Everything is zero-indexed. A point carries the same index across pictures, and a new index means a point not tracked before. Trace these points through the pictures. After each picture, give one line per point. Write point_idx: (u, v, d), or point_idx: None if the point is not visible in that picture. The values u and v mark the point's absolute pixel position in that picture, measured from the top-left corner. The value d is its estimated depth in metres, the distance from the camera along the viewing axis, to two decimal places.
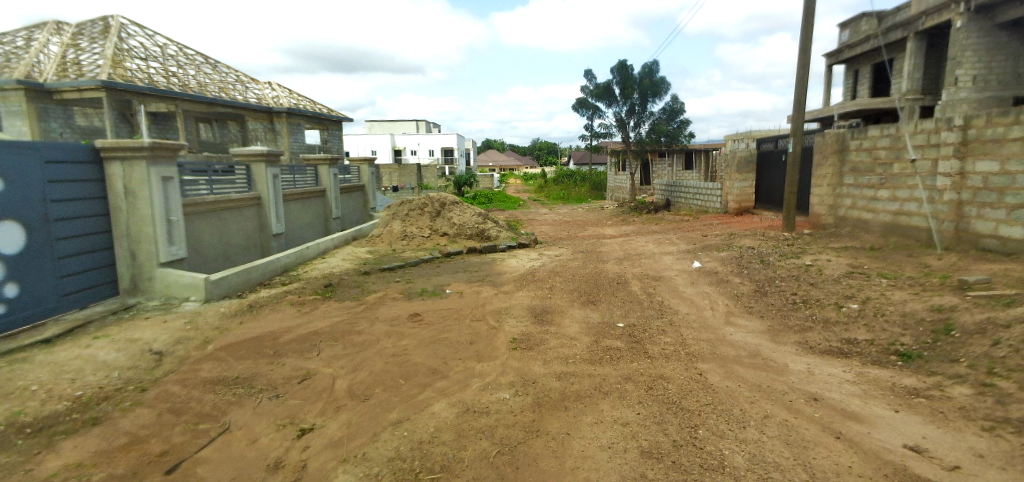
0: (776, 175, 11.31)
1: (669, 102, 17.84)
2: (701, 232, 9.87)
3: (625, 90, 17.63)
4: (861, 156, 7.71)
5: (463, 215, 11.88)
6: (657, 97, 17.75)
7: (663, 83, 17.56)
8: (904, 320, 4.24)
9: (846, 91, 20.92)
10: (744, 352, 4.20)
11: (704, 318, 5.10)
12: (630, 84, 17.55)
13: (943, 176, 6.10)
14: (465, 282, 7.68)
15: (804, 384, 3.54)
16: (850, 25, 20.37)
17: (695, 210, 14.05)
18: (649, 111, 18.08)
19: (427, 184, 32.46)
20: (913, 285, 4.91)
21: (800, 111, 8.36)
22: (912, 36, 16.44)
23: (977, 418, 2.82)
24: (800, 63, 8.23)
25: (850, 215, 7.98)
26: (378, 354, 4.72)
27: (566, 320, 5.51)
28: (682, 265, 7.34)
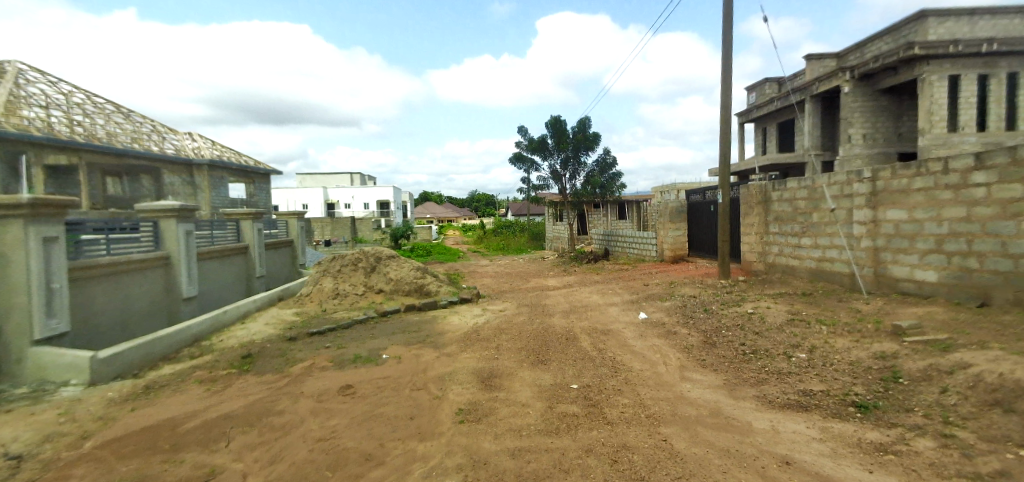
0: (706, 224, 11.86)
1: (601, 155, 18.62)
2: (642, 281, 9.95)
3: (560, 144, 18.24)
4: (783, 206, 8.20)
5: (401, 270, 11.30)
6: (590, 150, 18.50)
7: (595, 138, 18.33)
8: (853, 370, 4.31)
9: (757, 147, 23.05)
10: (706, 411, 4.01)
11: (659, 375, 4.89)
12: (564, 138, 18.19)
13: (859, 224, 6.53)
14: (404, 344, 7.08)
15: (772, 445, 3.36)
16: (756, 88, 22.74)
17: (632, 259, 14.36)
18: (584, 163, 18.74)
19: (362, 238, 31.37)
20: (852, 331, 5.05)
21: (726, 165, 8.86)
22: (809, 99, 18.57)
23: (950, 476, 2.74)
24: (722, 120, 8.82)
25: (779, 262, 8.38)
26: (303, 439, 4.04)
27: (516, 384, 5.09)
28: (629, 317, 7.23)
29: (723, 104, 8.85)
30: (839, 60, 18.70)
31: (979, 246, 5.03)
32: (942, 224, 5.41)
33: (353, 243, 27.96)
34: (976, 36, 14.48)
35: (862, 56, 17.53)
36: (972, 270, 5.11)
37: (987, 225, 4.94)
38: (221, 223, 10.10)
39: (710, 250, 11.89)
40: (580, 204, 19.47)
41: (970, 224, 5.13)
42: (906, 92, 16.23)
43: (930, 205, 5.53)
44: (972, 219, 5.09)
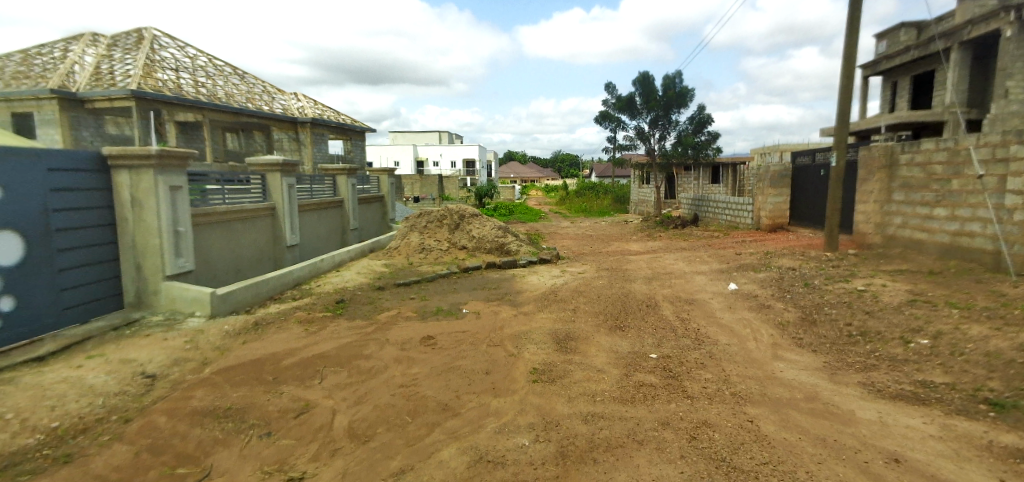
0: (815, 190, 10.64)
1: (696, 112, 17.21)
2: (734, 250, 9.26)
3: (650, 102, 17.14)
4: (914, 172, 7.07)
5: (483, 229, 11.48)
6: (684, 107, 17.17)
7: (690, 94, 16.96)
8: (989, 362, 3.68)
9: (884, 103, 20.02)
10: (800, 394, 3.66)
11: (748, 352, 4.54)
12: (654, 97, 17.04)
13: (1013, 193, 5.43)
14: (483, 301, 7.23)
15: (878, 439, 2.99)
16: (887, 35, 19.53)
17: (724, 226, 13.41)
18: (675, 121, 17.48)
19: (448, 195, 32.42)
20: (993, 318, 4.30)
21: (844, 122, 7.76)
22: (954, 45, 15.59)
23: None
24: (843, 71, 7.65)
25: (902, 234, 7.32)
26: (385, 384, 4.30)
27: (593, 349, 5.00)
28: (718, 287, 6.76)
29: (847, 52, 7.63)
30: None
31: None
32: None
33: (439, 200, 28.96)
34: None
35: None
36: None
37: None
38: (320, 178, 10.83)
39: (816, 219, 10.72)
40: (669, 166, 18.39)
41: None
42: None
43: None
44: None
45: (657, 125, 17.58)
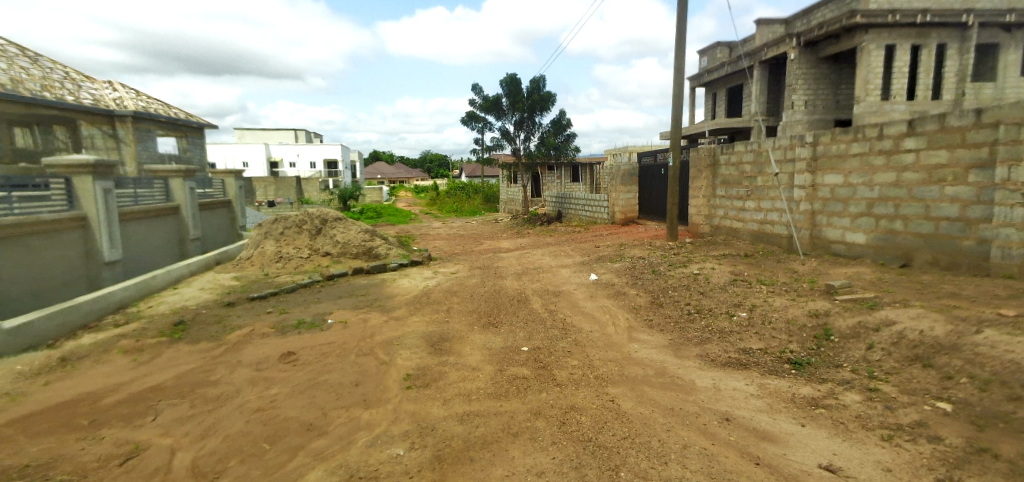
0: (656, 187, 12.02)
1: (557, 115, 18.23)
2: (594, 243, 10.04)
3: (515, 104, 17.80)
4: (730, 170, 8.37)
5: (348, 232, 10.77)
6: (546, 111, 18.07)
7: (551, 98, 17.87)
8: (789, 327, 4.50)
9: (707, 112, 23.45)
10: (652, 371, 4.08)
11: (607, 336, 4.94)
12: (518, 98, 17.68)
13: (799, 188, 6.72)
14: (350, 309, 6.79)
15: (713, 402, 3.47)
16: (708, 53, 22.88)
17: (584, 221, 14.52)
18: (538, 123, 18.36)
19: (308, 198, 29.98)
20: (789, 290, 5.28)
21: (678, 127, 8.85)
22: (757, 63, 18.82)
23: (873, 427, 2.99)
24: (675, 82, 8.75)
25: (724, 224, 8.63)
26: (240, 410, 3.79)
27: (467, 348, 5.01)
28: (581, 278, 7.27)
29: (677, 66, 8.74)
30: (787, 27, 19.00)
31: (905, 209, 5.29)
32: (873, 188, 5.64)
33: (298, 205, 26.61)
34: (913, 6, 14.96)
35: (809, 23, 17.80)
36: (898, 232, 5.39)
37: (914, 190, 5.18)
38: (147, 180, 9.18)
39: (658, 212, 12.13)
40: (533, 166, 19.35)
41: (899, 189, 5.35)
42: (845, 60, 16.84)
43: (864, 171, 5.73)
44: (901, 184, 5.31)
45: (522, 126, 18.27)
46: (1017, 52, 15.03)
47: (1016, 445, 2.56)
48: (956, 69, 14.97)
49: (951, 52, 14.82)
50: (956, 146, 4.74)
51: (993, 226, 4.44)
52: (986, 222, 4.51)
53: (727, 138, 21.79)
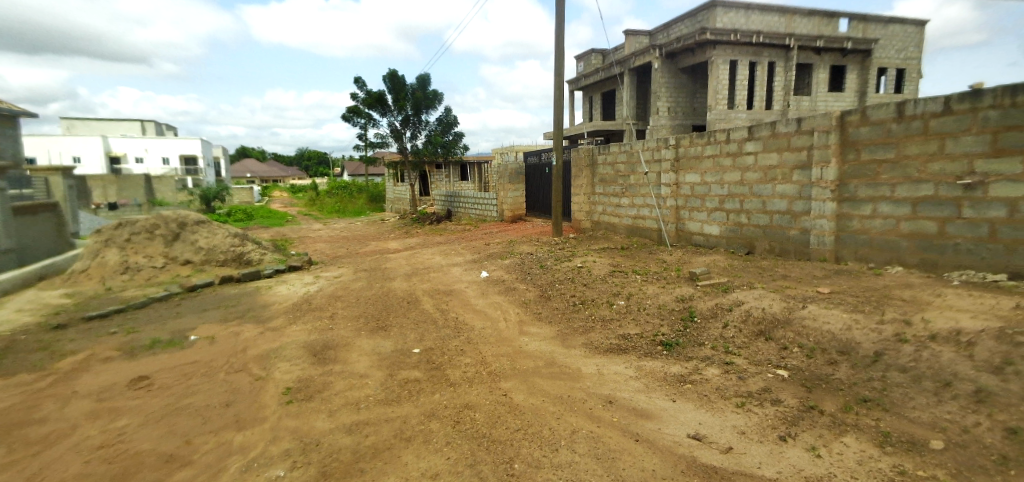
0: (541, 185, 12.50)
1: (443, 113, 18.05)
2: (483, 241, 10.12)
3: (399, 100, 17.25)
4: (607, 170, 8.97)
5: (212, 237, 9.52)
6: (432, 109, 17.80)
7: (437, 95, 17.65)
8: (660, 311, 4.93)
9: (585, 115, 24.99)
10: (542, 362, 4.20)
11: (499, 331, 5.00)
12: (404, 95, 17.18)
13: (665, 186, 7.43)
14: (217, 322, 6.01)
15: (597, 387, 3.68)
16: (584, 58, 24.35)
17: (474, 220, 14.58)
18: (425, 121, 18.01)
19: (160, 199, 26.01)
20: (659, 278, 5.81)
21: (560, 127, 9.26)
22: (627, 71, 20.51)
23: (730, 396, 3.41)
24: (556, 85, 9.14)
25: (603, 220, 9.24)
26: (76, 449, 3.14)
27: (354, 355, 4.71)
28: (471, 276, 7.26)
29: (557, 69, 9.15)
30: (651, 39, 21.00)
31: (748, 204, 6.13)
32: (724, 186, 6.45)
33: (148, 207, 22.95)
34: (749, 27, 17.48)
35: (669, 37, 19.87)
36: (743, 225, 6.23)
37: (754, 187, 6.02)
38: None
39: (544, 210, 12.62)
40: (420, 164, 18.94)
41: (743, 187, 6.18)
42: (699, 72, 19.12)
43: (717, 170, 6.52)
44: (745, 183, 6.14)
45: (408, 124, 17.77)
46: (825, 72, 18.30)
47: (835, 401, 3.15)
48: (783, 83, 17.81)
49: (778, 69, 17.63)
50: (784, 150, 5.59)
51: (811, 217, 5.33)
52: (806, 214, 5.40)
53: (604, 140, 23.44)
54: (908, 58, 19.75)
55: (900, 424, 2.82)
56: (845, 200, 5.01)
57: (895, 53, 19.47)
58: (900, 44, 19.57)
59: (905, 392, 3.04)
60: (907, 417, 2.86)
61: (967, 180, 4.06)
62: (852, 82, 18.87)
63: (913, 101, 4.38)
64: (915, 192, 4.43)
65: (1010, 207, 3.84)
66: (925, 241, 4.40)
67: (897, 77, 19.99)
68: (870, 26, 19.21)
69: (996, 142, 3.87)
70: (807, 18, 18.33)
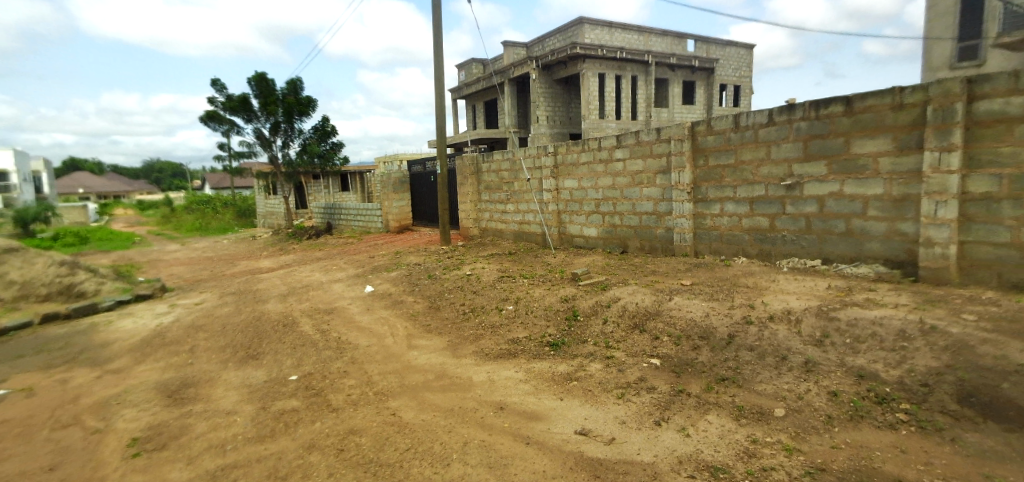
0: (427, 194, 12.31)
1: (319, 121, 16.95)
2: (368, 254, 9.66)
3: (266, 106, 15.85)
4: (491, 177, 9.10)
5: (28, 267, 7.79)
6: (306, 116, 16.63)
7: (310, 101, 16.53)
8: (546, 313, 5.08)
9: (469, 123, 25.23)
10: (432, 375, 4.07)
11: (386, 348, 4.76)
12: (273, 99, 15.83)
13: (546, 191, 7.73)
14: (35, 371, 4.91)
15: (489, 395, 3.66)
16: (465, 67, 24.61)
17: (357, 232, 13.88)
18: (298, 128, 16.76)
19: None
20: (545, 281, 6.01)
21: (443, 135, 9.18)
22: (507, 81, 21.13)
23: (611, 388, 3.60)
24: (436, 92, 9.08)
25: (490, 226, 9.36)
26: None
27: (219, 390, 4.15)
28: (355, 292, 6.85)
29: (437, 76, 9.07)
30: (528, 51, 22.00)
31: (620, 207, 6.61)
32: (599, 190, 6.88)
33: None
34: (613, 44, 19.15)
35: (544, 50, 20.94)
36: (617, 226, 6.70)
37: (624, 191, 6.50)
38: None
39: (430, 219, 12.44)
40: (295, 175, 17.58)
41: (615, 191, 6.65)
42: (572, 84, 20.38)
43: (592, 176, 6.95)
44: (616, 187, 6.61)
45: (278, 131, 16.42)
46: (678, 86, 20.63)
47: (699, 383, 3.50)
48: (645, 95, 19.69)
49: (641, 82, 19.47)
50: (647, 156, 6.12)
51: (672, 217, 5.90)
52: (669, 214, 5.97)
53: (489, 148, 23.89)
54: (742, 76, 23.04)
55: (751, 397, 3.21)
56: (700, 200, 5.63)
57: (732, 72, 22.64)
58: (735, 64, 22.78)
59: (753, 368, 3.47)
60: (756, 389, 3.27)
61: (788, 181, 4.80)
62: (701, 96, 21.51)
63: (745, 113, 5.07)
64: (752, 192, 5.12)
65: (819, 203, 4.61)
66: (761, 234, 5.11)
67: (735, 92, 23.23)
68: (711, 48, 22.10)
69: (807, 148, 4.63)
70: (661, 37, 20.58)
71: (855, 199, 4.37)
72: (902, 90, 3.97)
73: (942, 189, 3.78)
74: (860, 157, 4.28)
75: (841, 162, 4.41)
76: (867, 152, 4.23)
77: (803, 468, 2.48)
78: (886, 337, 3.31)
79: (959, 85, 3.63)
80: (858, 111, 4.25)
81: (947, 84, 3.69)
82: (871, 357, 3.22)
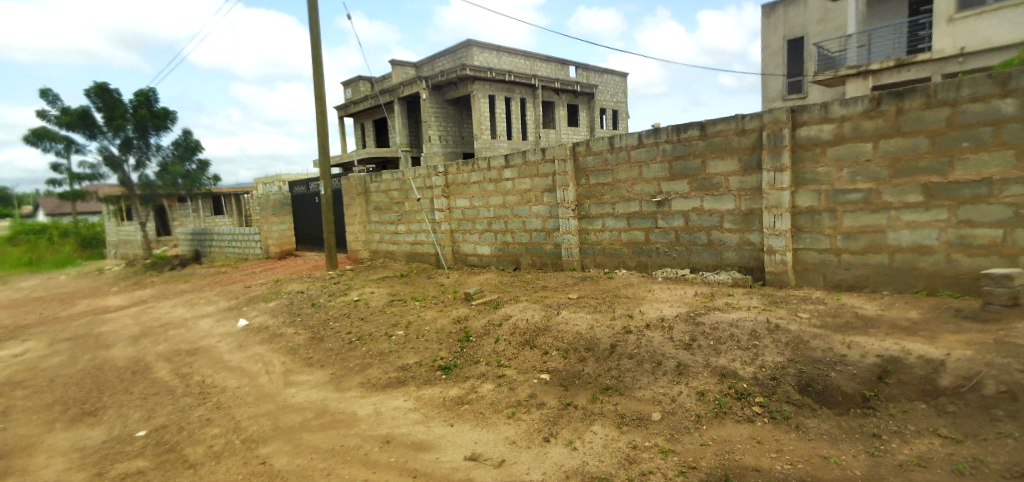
0: (311, 216, 11.59)
1: (181, 137, 15.26)
2: (243, 283, 8.79)
3: (113, 120, 13.95)
4: (380, 197, 8.81)
5: None
6: (165, 131, 14.87)
7: (170, 115, 14.83)
8: (438, 336, 4.93)
9: (357, 141, 24.35)
10: (311, 413, 3.73)
11: (260, 388, 4.29)
12: (120, 113, 14.03)
13: (438, 211, 7.64)
14: None
15: (374, 429, 3.43)
16: (351, 85, 23.79)
17: (232, 259, 12.61)
18: (155, 145, 14.93)
19: None
20: (437, 302, 5.87)
21: (325, 153, 8.71)
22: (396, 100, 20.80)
23: (502, 408, 3.57)
24: (317, 109, 8.63)
25: (382, 248, 9.03)
26: None
27: (39, 459, 3.41)
28: (225, 328, 6.15)
29: (316, 92, 8.63)
30: (416, 70, 22.04)
31: (511, 224, 6.73)
32: (490, 209, 6.95)
33: None
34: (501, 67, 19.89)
35: (433, 70, 21.12)
36: (509, 243, 6.81)
37: (514, 208, 6.63)
38: None
39: (316, 242, 11.71)
40: (154, 198, 15.59)
41: (505, 209, 6.76)
42: (463, 104, 20.71)
43: (483, 195, 7.00)
44: (506, 205, 6.72)
45: (130, 148, 14.50)
46: (563, 109, 21.86)
47: (585, 394, 3.61)
48: (533, 117, 20.57)
49: (529, 105, 20.38)
50: (534, 176, 6.32)
51: (559, 233, 6.14)
52: (556, 230, 6.20)
53: (382, 167, 23.26)
54: (619, 101, 25.14)
55: (631, 404, 3.37)
56: (584, 217, 5.93)
57: (610, 97, 24.61)
58: (613, 90, 24.79)
59: (634, 374, 3.65)
60: (636, 396, 3.44)
61: (658, 198, 5.23)
62: (585, 118, 23.02)
63: (619, 135, 5.45)
64: (629, 208, 5.50)
65: (684, 217, 5.07)
66: (638, 247, 5.49)
67: (615, 115, 25.25)
68: (591, 74, 23.83)
69: (672, 169, 5.08)
70: (545, 62, 21.77)
71: (713, 213, 4.87)
72: (743, 117, 4.52)
73: (778, 204, 4.36)
74: (715, 176, 4.79)
75: (700, 180, 4.90)
76: (720, 172, 4.75)
77: (676, 468, 2.63)
78: (741, 337, 3.69)
79: (785, 114, 4.24)
80: (710, 135, 4.76)
81: (776, 113, 4.29)
82: (731, 356, 3.54)
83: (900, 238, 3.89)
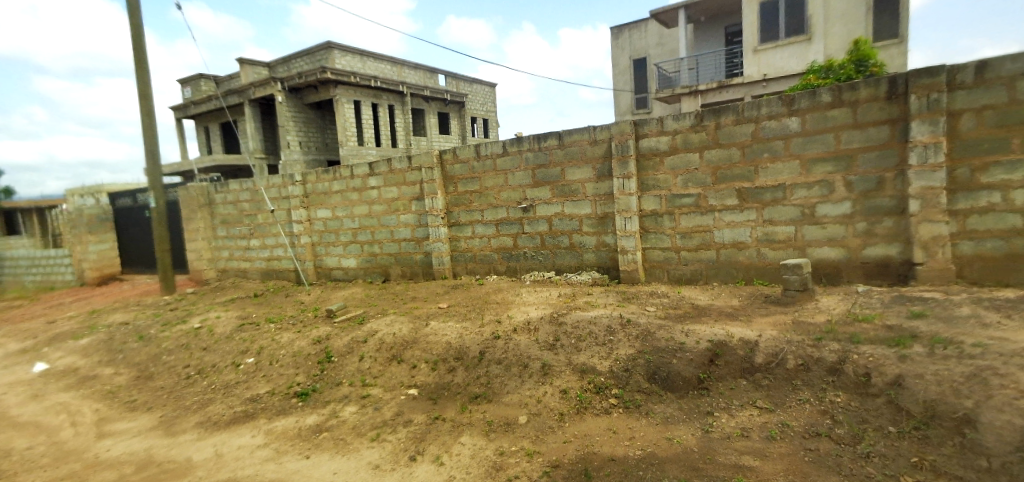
0: (140, 233, 10.01)
1: None
2: (44, 318, 7.24)
3: None
4: (228, 209, 7.89)
5: None
6: None
7: None
8: (294, 360, 4.50)
9: (202, 146, 21.65)
10: (130, 468, 3.15)
11: (61, 446, 3.52)
12: None
13: (296, 223, 7.06)
14: None
15: (212, 475, 3.00)
16: (190, 83, 21.15)
17: (32, 289, 10.38)
18: None
19: None
20: (295, 323, 5.38)
21: (154, 160, 7.57)
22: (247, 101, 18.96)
23: (366, 431, 3.37)
24: (143, 109, 7.47)
25: (231, 266, 8.10)
26: None
27: None
28: (13, 377, 4.98)
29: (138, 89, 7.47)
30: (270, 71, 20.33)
31: (378, 235, 6.46)
32: (354, 219, 6.61)
33: None
34: (366, 71, 19.26)
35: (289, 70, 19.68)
36: (377, 254, 6.53)
37: (381, 218, 6.38)
38: None
39: (147, 264, 10.13)
40: None
41: (371, 219, 6.48)
42: (327, 109, 19.63)
43: (346, 204, 6.63)
44: (372, 215, 6.44)
45: None
46: (434, 117, 21.78)
47: (454, 406, 3.55)
48: (403, 124, 20.19)
49: (398, 111, 19.97)
50: (401, 184, 6.14)
51: (429, 242, 6.03)
52: (425, 239, 6.08)
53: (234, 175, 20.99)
54: (490, 110, 25.83)
55: (500, 410, 3.39)
56: (453, 224, 5.92)
57: (480, 106, 25.10)
58: (483, 99, 25.31)
59: (502, 379, 3.69)
60: (504, 401, 3.47)
61: (523, 204, 5.40)
62: (456, 127, 23.16)
63: (484, 144, 5.55)
64: (496, 215, 5.60)
65: (548, 222, 5.30)
66: (507, 252, 5.62)
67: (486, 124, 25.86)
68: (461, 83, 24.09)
69: (534, 176, 5.29)
70: (415, 70, 21.50)
71: (573, 218, 5.15)
72: (595, 128, 4.86)
73: (627, 208, 4.75)
74: (572, 183, 5.08)
75: (560, 187, 5.16)
76: (576, 179, 5.05)
77: (541, 469, 2.68)
78: (598, 333, 3.93)
79: (629, 126, 4.66)
80: (567, 144, 5.04)
81: (621, 125, 4.70)
82: (589, 352, 3.74)
83: (723, 236, 4.47)
